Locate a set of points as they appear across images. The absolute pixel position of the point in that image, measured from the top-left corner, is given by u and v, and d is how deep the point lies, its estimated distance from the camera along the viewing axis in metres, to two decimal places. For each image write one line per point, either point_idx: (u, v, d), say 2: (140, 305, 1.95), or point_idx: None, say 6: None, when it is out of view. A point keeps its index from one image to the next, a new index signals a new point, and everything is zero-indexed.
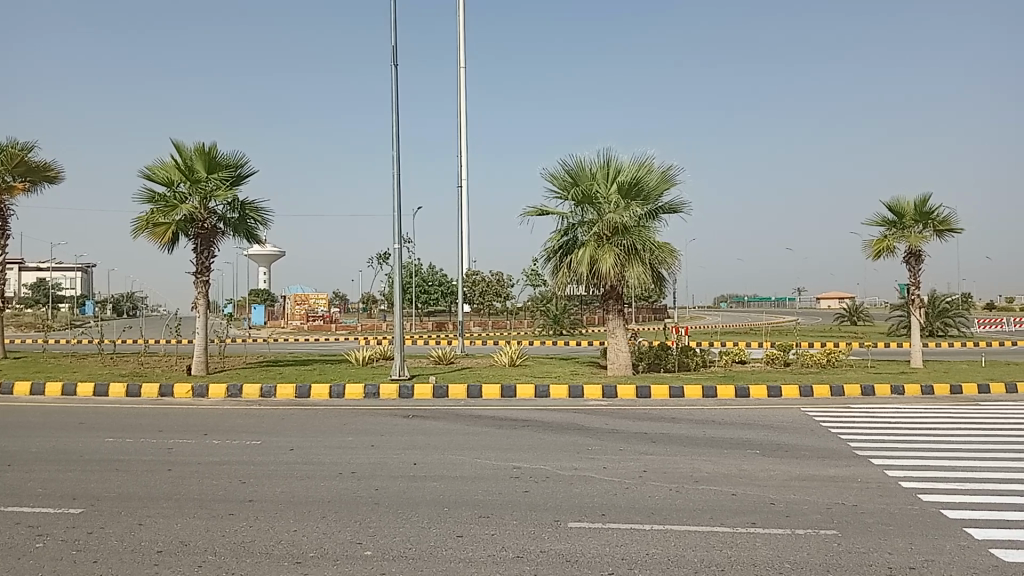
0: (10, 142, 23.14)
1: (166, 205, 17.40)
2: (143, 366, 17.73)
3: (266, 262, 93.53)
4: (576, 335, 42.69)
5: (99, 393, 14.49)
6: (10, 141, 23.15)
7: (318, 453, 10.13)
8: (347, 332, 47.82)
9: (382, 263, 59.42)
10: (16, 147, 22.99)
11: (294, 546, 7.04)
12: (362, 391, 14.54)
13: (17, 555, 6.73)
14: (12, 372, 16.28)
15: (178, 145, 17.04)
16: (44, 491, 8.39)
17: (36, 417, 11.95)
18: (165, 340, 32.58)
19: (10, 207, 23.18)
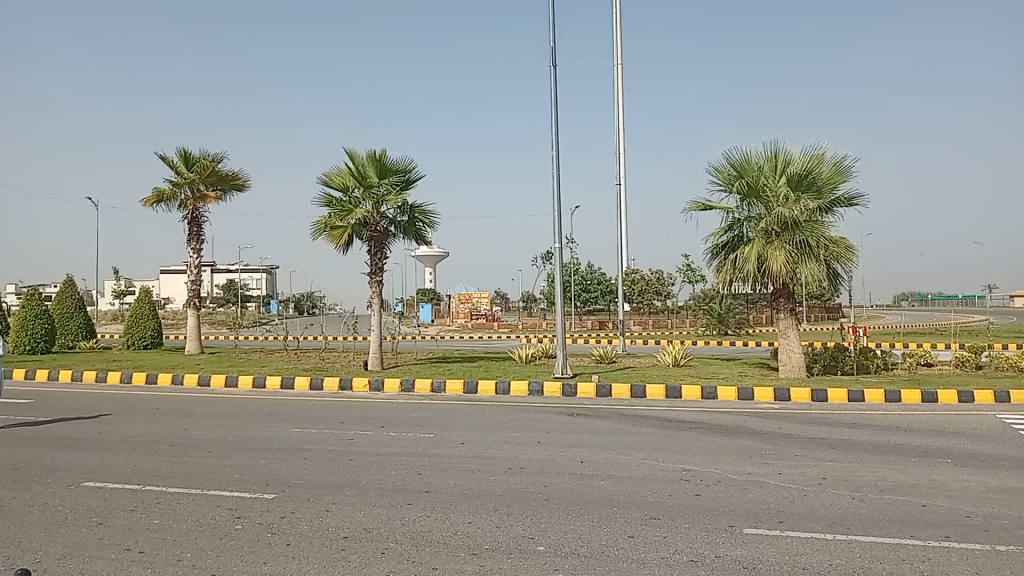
0: (203, 153, 25.11)
1: (342, 210, 18.35)
2: (323, 360, 18.80)
3: (430, 263, 97.16)
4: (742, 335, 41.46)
5: (285, 385, 15.50)
6: (202, 152, 25.11)
7: (488, 448, 10.35)
8: (510, 330, 48.77)
9: (546, 262, 60.13)
10: (208, 159, 24.92)
11: (470, 538, 7.21)
12: (527, 388, 14.76)
13: (219, 536, 7.29)
14: (211, 366, 17.67)
15: (351, 153, 17.90)
16: (241, 476, 9.05)
17: (232, 407, 12.94)
18: (341, 337, 34.48)
19: (204, 214, 25.24)
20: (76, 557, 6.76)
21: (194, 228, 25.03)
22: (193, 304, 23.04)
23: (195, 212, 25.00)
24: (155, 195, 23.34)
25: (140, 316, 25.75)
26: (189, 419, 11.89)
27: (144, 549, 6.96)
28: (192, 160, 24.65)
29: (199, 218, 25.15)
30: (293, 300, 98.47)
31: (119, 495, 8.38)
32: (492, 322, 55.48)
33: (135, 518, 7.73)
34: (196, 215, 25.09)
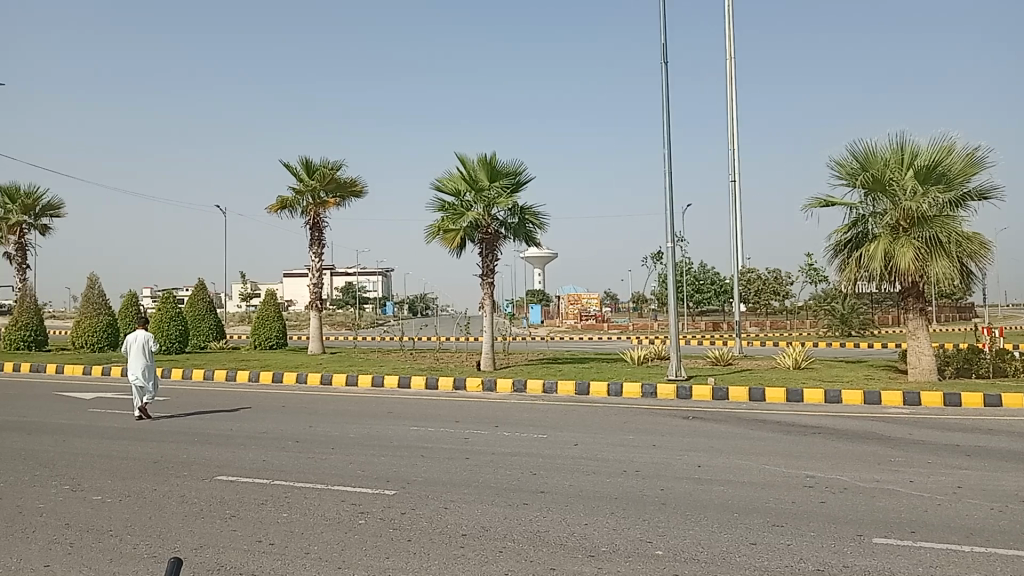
0: (323, 161, 26.01)
1: (454, 213, 18.67)
2: (438, 360, 19.19)
3: (540, 265, 97.69)
4: (867, 336, 39.80)
5: (401, 385, 15.89)
6: (323, 160, 26.01)
7: (602, 449, 10.30)
8: (622, 331, 48.51)
9: (657, 262, 59.30)
10: (327, 166, 25.82)
11: (587, 540, 7.19)
12: (640, 390, 14.61)
13: (344, 530, 7.54)
14: (332, 365, 18.33)
15: (463, 157, 18.19)
16: (362, 473, 9.33)
17: (352, 406, 13.36)
18: (454, 338, 35.09)
19: (324, 220, 26.17)
20: (213, 547, 7.11)
21: (315, 234, 25.99)
22: (314, 306, 23.93)
23: (315, 218, 25.96)
24: (279, 202, 24.37)
25: (266, 318, 26.94)
26: (311, 417, 12.35)
27: (274, 542, 7.26)
28: (313, 168, 25.60)
29: (320, 223, 26.09)
30: (405, 302, 100.83)
31: (250, 488, 8.78)
32: (603, 323, 55.17)
33: (265, 511, 8.09)
34: (316, 221, 26.04)
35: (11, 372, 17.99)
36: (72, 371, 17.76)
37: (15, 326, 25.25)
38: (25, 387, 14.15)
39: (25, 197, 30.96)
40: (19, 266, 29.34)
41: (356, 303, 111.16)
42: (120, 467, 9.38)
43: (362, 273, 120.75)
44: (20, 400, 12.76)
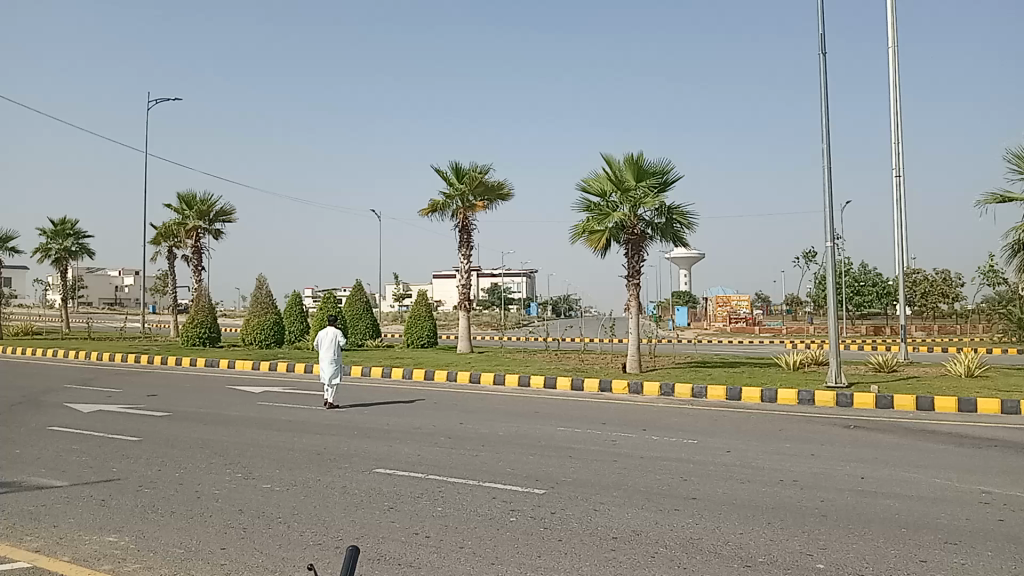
0: (472, 165, 26.57)
1: (600, 213, 18.64)
2: (584, 362, 19.22)
3: (686, 266, 95.96)
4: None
5: (548, 385, 16.02)
6: (472, 163, 26.58)
7: (756, 457, 9.99)
8: (774, 334, 46.94)
9: (810, 262, 56.77)
10: (476, 170, 26.37)
11: (742, 549, 6.98)
12: (796, 397, 14.06)
13: (496, 527, 7.67)
14: (481, 365, 18.72)
15: (610, 157, 18.11)
16: (513, 471, 9.47)
17: (501, 405, 13.58)
18: (599, 340, 35.06)
19: (472, 223, 26.71)
20: (373, 537, 7.42)
21: (463, 236, 26.61)
22: (462, 306, 24.52)
23: (464, 220, 26.58)
24: (429, 205, 25.09)
25: (417, 318, 27.82)
26: (462, 414, 12.65)
27: (430, 534, 7.48)
28: (462, 172, 26.22)
29: (468, 226, 26.67)
30: (547, 303, 101.47)
31: (406, 482, 9.10)
32: (753, 326, 53.41)
33: (420, 505, 8.35)
34: (465, 224, 26.65)
35: (190, 366, 19.46)
36: (243, 366, 19.00)
37: (193, 323, 27.30)
38: (203, 381, 15.28)
39: (201, 204, 33.37)
40: (195, 268, 31.67)
41: (499, 304, 112.96)
42: (286, 458, 9.95)
43: (505, 274, 122.53)
44: (198, 393, 13.78)
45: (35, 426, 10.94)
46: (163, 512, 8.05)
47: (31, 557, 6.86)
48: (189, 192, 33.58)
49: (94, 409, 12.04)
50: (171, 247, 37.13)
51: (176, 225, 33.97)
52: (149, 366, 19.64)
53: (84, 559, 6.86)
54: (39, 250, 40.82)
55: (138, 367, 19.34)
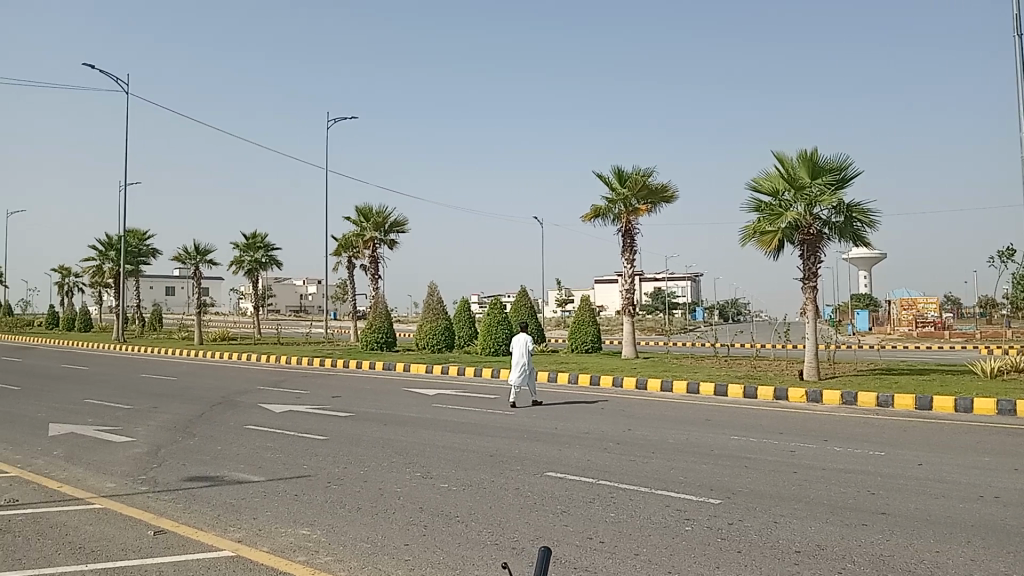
0: (635, 168, 26.30)
1: (772, 213, 17.95)
2: (756, 368, 18.54)
3: (863, 267, 90.57)
4: None
5: (719, 392, 15.58)
6: (635, 167, 26.31)
7: (953, 472, 9.22)
8: (968, 340, 43.29)
9: (1008, 260, 51.94)
10: (639, 173, 26.08)
11: (940, 568, 6.45)
12: (995, 408, 12.89)
13: (671, 535, 7.50)
14: (647, 370, 18.48)
15: (782, 155, 17.40)
16: (686, 479, 9.24)
17: (671, 411, 13.33)
18: (770, 346, 33.72)
19: (637, 227, 26.42)
20: (547, 540, 7.44)
21: (627, 241, 26.40)
22: (627, 311, 24.33)
23: (628, 225, 26.36)
24: (593, 210, 25.05)
25: (582, 323, 27.85)
26: (631, 420, 12.51)
27: (604, 540, 7.41)
28: (625, 176, 26.03)
29: (632, 230, 26.41)
30: (712, 308, 98.75)
31: (578, 486, 9.09)
32: (943, 331, 49.54)
33: (593, 509, 8.31)
34: (629, 228, 26.43)
35: (368, 370, 20.42)
36: (417, 370, 19.73)
37: (370, 329, 28.66)
38: (382, 384, 15.97)
39: (376, 216, 34.97)
40: (371, 276, 33.22)
41: (661, 309, 111.13)
42: (461, 459, 10.20)
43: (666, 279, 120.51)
44: (376, 395, 14.42)
45: (233, 424, 11.82)
46: (349, 508, 8.46)
47: (235, 547, 7.39)
48: (367, 205, 35.29)
49: (285, 409, 12.87)
50: (348, 257, 39.17)
51: (354, 236, 35.82)
52: (332, 370, 20.79)
53: (280, 550, 7.31)
54: (234, 262, 44.27)
55: (322, 371, 20.51)
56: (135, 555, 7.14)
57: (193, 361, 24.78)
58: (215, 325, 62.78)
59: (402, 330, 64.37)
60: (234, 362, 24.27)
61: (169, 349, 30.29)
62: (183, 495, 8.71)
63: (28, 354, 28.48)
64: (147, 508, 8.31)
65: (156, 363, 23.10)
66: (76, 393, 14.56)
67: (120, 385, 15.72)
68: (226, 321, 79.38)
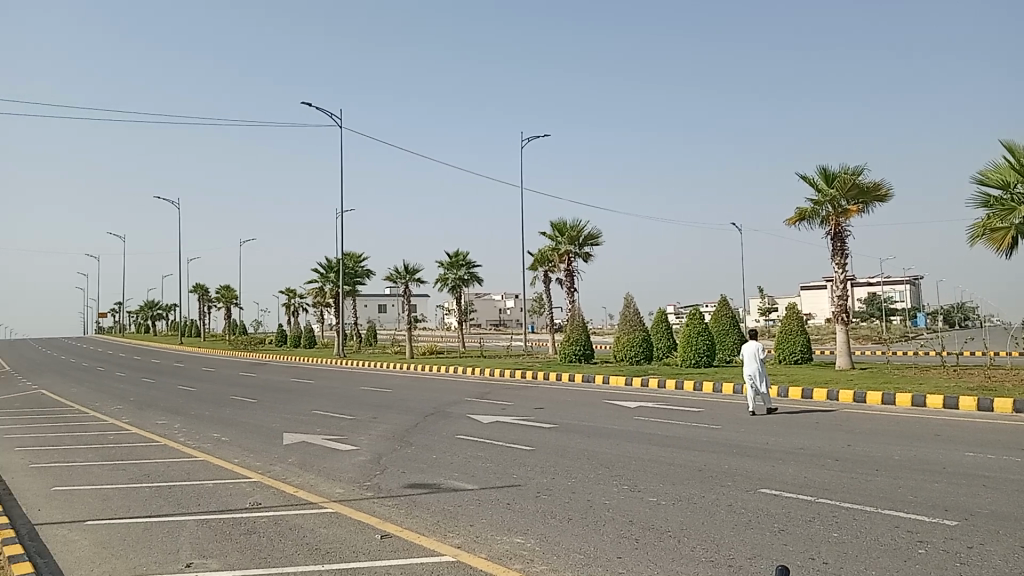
0: (843, 167, 24.90)
1: (1004, 208, 16.43)
2: (992, 379, 16.92)
3: None
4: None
5: (949, 406, 14.39)
6: (843, 166, 24.91)
7: None
8: None
9: None
10: (848, 172, 24.65)
11: None
12: None
13: (903, 557, 7.00)
14: (865, 382, 17.40)
15: (1013, 144, 15.89)
16: (915, 499, 8.59)
17: (895, 426, 12.46)
18: (1004, 354, 30.59)
19: (847, 229, 25.01)
20: (766, 558, 7.17)
21: (836, 244, 25.06)
22: (838, 319, 23.05)
23: (837, 227, 25.00)
24: (798, 212, 23.97)
25: (790, 332, 26.66)
26: (849, 435, 11.82)
27: (827, 560, 7.03)
28: (832, 176, 24.72)
29: (842, 232, 25.02)
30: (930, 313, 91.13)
31: (795, 504, 8.69)
32: None
33: (813, 528, 7.91)
34: (838, 230, 25.06)
35: (570, 382, 20.67)
36: (618, 382, 19.74)
37: (569, 342, 29.01)
38: (585, 396, 16.12)
39: (572, 230, 35.43)
40: (567, 290, 33.62)
41: (868, 316, 104.17)
42: (668, 472, 10.08)
43: (875, 283, 112.68)
44: (579, 407, 14.58)
45: (446, 434, 12.36)
46: (561, 518, 8.58)
47: (455, 552, 7.69)
48: (561, 220, 35.85)
49: (494, 420, 13.30)
50: (544, 271, 39.90)
51: (550, 250, 36.48)
52: (535, 382, 21.23)
53: (498, 557, 7.52)
54: (439, 280, 46.40)
55: (524, 383, 20.99)
56: (365, 556, 7.61)
57: (404, 374, 26.21)
58: (424, 340, 66.00)
59: (602, 341, 64.55)
60: (441, 374, 25.43)
61: (382, 363, 32.22)
62: (405, 502, 9.20)
63: (263, 369, 31.38)
64: (374, 513, 8.85)
65: (373, 376, 24.62)
66: (306, 405, 15.82)
67: (343, 397, 16.92)
68: (433, 336, 83.30)
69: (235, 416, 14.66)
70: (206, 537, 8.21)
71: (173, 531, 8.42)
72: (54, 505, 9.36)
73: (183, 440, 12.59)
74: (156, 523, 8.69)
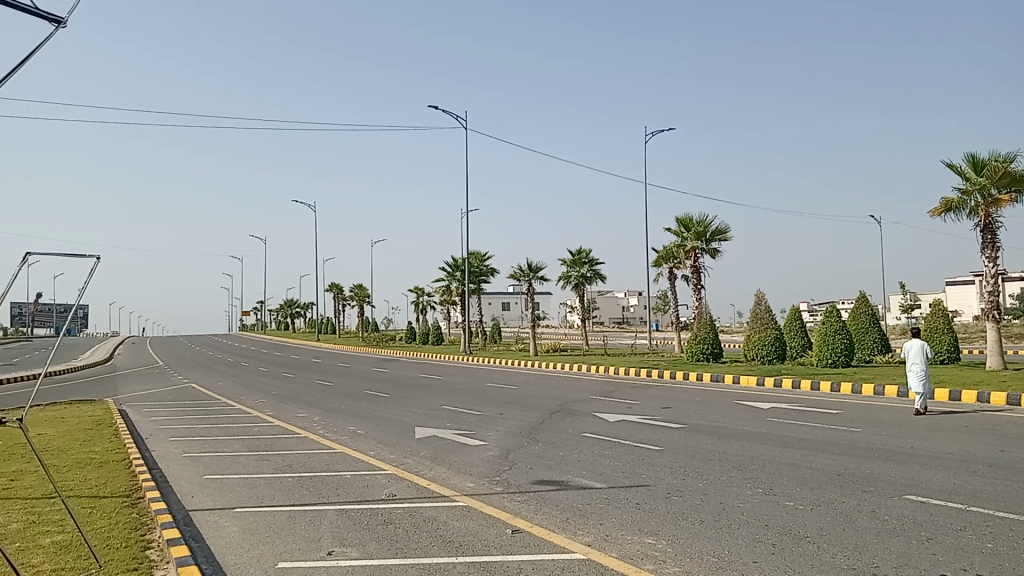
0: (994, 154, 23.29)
1: None
2: None
3: None
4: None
5: None
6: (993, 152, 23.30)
7: None
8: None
9: None
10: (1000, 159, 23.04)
11: None
12: None
13: None
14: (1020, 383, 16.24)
15: None
16: None
17: None
18: None
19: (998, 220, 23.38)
20: (913, 568, 6.79)
21: (986, 236, 23.48)
22: (988, 316, 21.61)
23: (986, 218, 23.43)
24: (942, 203, 22.61)
25: (935, 331, 25.23)
26: (1004, 440, 11.06)
27: (982, 572, 6.59)
28: (981, 164, 23.18)
29: (992, 223, 23.42)
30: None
31: (945, 512, 8.20)
32: None
33: (966, 538, 7.43)
34: (987, 221, 23.48)
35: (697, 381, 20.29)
36: (747, 382, 19.22)
37: (696, 340, 28.50)
38: (714, 395, 15.78)
39: (698, 225, 34.77)
40: (694, 287, 33.02)
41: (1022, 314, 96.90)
42: (805, 476, 9.72)
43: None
44: (708, 407, 14.28)
45: (573, 431, 12.39)
46: (692, 520, 8.42)
47: (586, 550, 7.68)
48: (687, 216, 35.24)
49: (620, 418, 13.22)
50: (670, 268, 39.35)
51: (676, 246, 35.94)
52: (661, 381, 20.96)
53: (630, 557, 7.46)
54: (562, 277, 46.53)
55: (651, 381, 20.75)
56: (497, 550, 7.71)
57: (530, 371, 26.47)
58: (549, 337, 66.37)
59: (730, 339, 62.97)
60: (566, 372, 25.50)
61: (506, 360, 32.64)
62: (535, 498, 9.27)
63: (395, 365, 32.43)
64: (504, 508, 8.97)
65: (500, 373, 24.98)
66: (436, 400, 16.22)
67: (471, 393, 17.23)
68: (558, 334, 83.58)
69: (369, 410, 15.19)
70: (345, 527, 8.53)
71: (315, 520, 8.81)
72: (207, 492, 9.98)
73: (321, 432, 13.16)
74: (299, 512, 9.11)
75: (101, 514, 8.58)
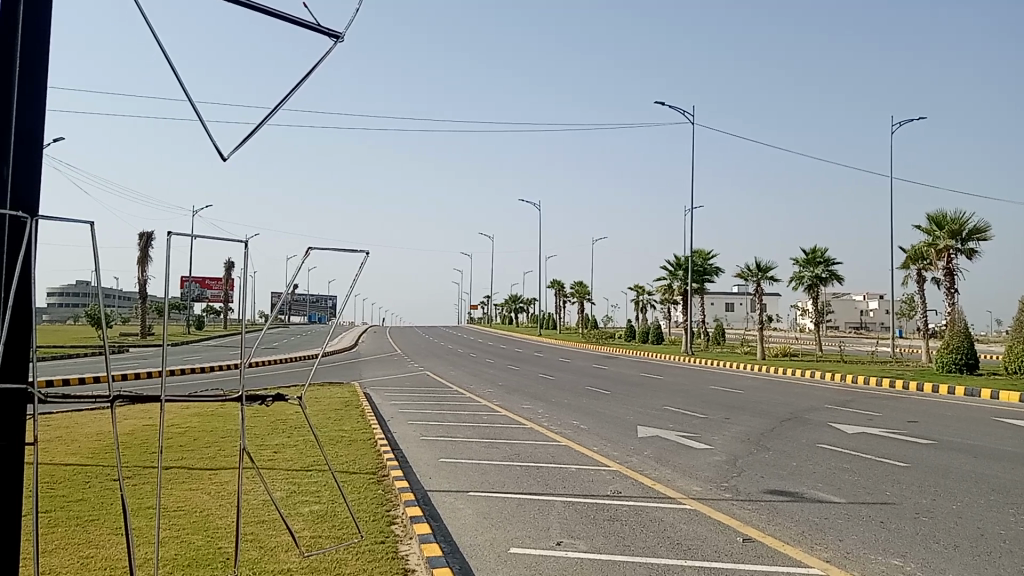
0: None
1: None
2: None
3: None
4: None
5: None
6: None
7: None
8: None
9: None
10: None
11: None
12: None
13: None
14: None
15: None
16: None
17: None
18: None
19: None
20: None
21: None
22: None
23: None
24: None
25: None
26: None
27: None
28: None
29: None
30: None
31: None
32: None
33: None
34: None
35: (948, 395, 18.50)
36: (1010, 398, 17.24)
37: (947, 350, 26.06)
38: (969, 410, 14.30)
39: (952, 223, 31.75)
40: (946, 290, 30.19)
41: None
42: None
43: None
44: (962, 423, 12.97)
45: (806, 441, 11.77)
46: (946, 544, 7.71)
47: (824, 566, 7.25)
48: (940, 212, 32.36)
49: (859, 430, 12.37)
50: (917, 268, 36.26)
51: (926, 246, 33.09)
52: (904, 392, 19.36)
53: None
54: (794, 278, 44.35)
55: (894, 392, 19.22)
56: (727, 558, 7.49)
57: (757, 375, 25.50)
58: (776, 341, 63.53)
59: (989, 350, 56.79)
60: (797, 378, 24.30)
61: (731, 362, 31.64)
62: (766, 507, 8.91)
63: (617, 363, 32.54)
64: (735, 515, 8.69)
65: (726, 376, 24.28)
66: (659, 400, 16.03)
67: (695, 394, 16.86)
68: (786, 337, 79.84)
69: (592, 406, 15.34)
70: (573, 520, 8.67)
71: (543, 510, 9.03)
72: (443, 475, 10.56)
73: (546, 425, 13.48)
74: (528, 501, 9.38)
75: (352, 489, 9.34)
